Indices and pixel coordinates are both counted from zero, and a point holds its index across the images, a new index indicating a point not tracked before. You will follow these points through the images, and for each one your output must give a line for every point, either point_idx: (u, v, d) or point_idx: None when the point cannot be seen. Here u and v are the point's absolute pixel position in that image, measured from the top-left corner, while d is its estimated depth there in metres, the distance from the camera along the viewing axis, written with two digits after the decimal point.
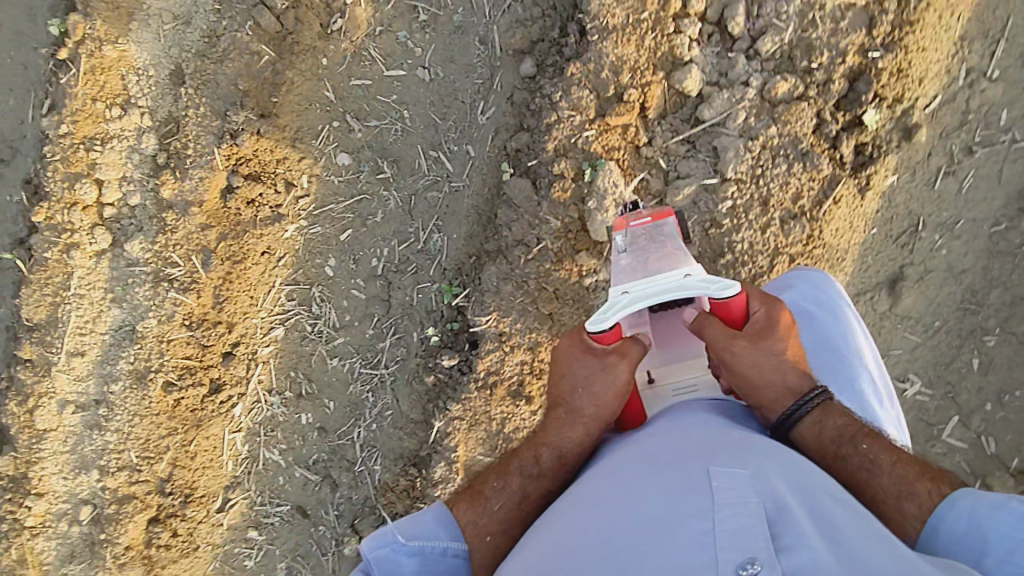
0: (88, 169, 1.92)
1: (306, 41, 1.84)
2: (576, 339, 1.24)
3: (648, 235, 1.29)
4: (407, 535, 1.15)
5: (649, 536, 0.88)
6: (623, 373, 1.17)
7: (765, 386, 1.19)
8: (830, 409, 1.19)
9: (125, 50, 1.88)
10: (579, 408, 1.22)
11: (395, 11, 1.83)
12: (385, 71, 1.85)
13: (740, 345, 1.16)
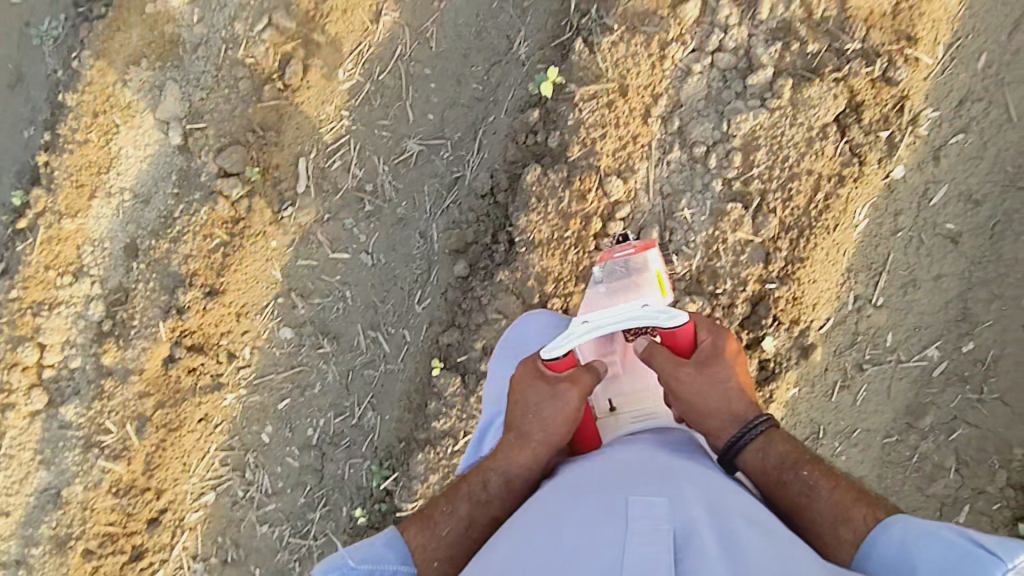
0: (32, 333, 1.98)
1: (256, 226, 1.94)
2: (530, 367, 1.37)
3: (624, 268, 1.50)
4: (355, 559, 1.20)
5: (567, 557, 0.97)
6: (572, 397, 1.30)
7: (711, 414, 1.31)
8: (774, 438, 1.29)
9: (83, 223, 1.98)
10: (531, 435, 1.31)
11: (341, 201, 1.97)
12: (331, 252, 1.97)
13: (683, 372, 1.32)
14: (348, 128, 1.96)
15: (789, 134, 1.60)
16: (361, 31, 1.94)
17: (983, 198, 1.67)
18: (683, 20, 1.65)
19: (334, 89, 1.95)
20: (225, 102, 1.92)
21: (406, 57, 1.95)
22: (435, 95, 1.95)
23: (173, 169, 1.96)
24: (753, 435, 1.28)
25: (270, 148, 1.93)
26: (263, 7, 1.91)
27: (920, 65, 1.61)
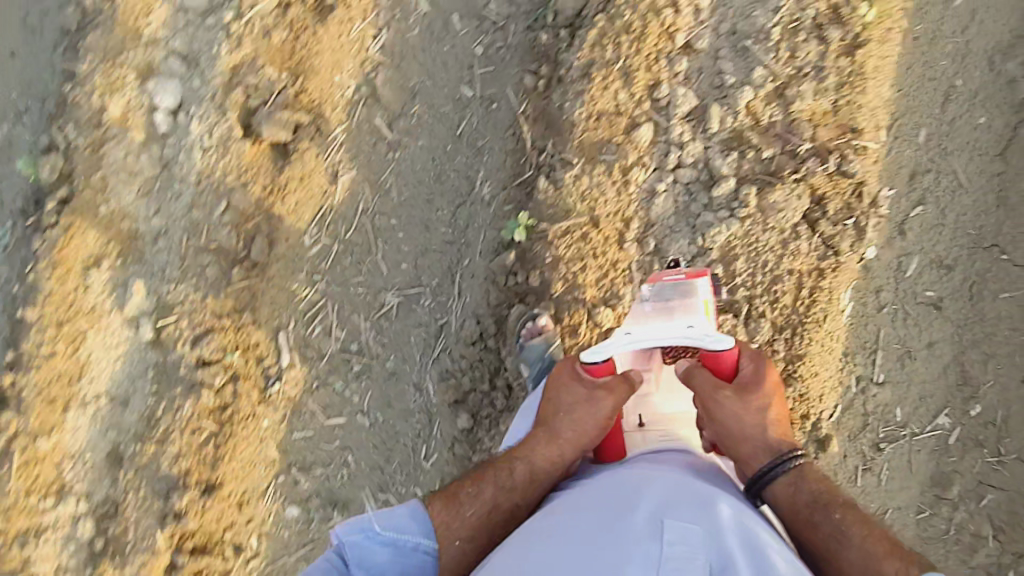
0: (19, 567, 1.84)
1: (245, 409, 1.87)
2: (568, 368, 1.50)
3: (673, 294, 1.50)
4: (385, 519, 1.37)
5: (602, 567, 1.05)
6: (604, 405, 1.43)
7: (747, 439, 1.41)
8: (804, 475, 1.38)
9: (59, 439, 1.88)
10: (562, 434, 1.45)
11: (329, 365, 1.93)
12: (326, 420, 1.93)
13: (724, 394, 1.41)
14: (322, 291, 1.93)
15: (764, 240, 1.64)
16: (320, 194, 1.92)
17: (953, 262, 1.71)
18: (639, 143, 1.69)
19: (303, 256, 1.92)
20: (196, 287, 1.85)
21: (368, 211, 1.95)
22: (404, 244, 1.94)
23: (148, 364, 1.89)
24: (780, 470, 1.38)
25: (246, 328, 1.87)
26: (218, 189, 1.86)
27: (868, 152, 1.67)
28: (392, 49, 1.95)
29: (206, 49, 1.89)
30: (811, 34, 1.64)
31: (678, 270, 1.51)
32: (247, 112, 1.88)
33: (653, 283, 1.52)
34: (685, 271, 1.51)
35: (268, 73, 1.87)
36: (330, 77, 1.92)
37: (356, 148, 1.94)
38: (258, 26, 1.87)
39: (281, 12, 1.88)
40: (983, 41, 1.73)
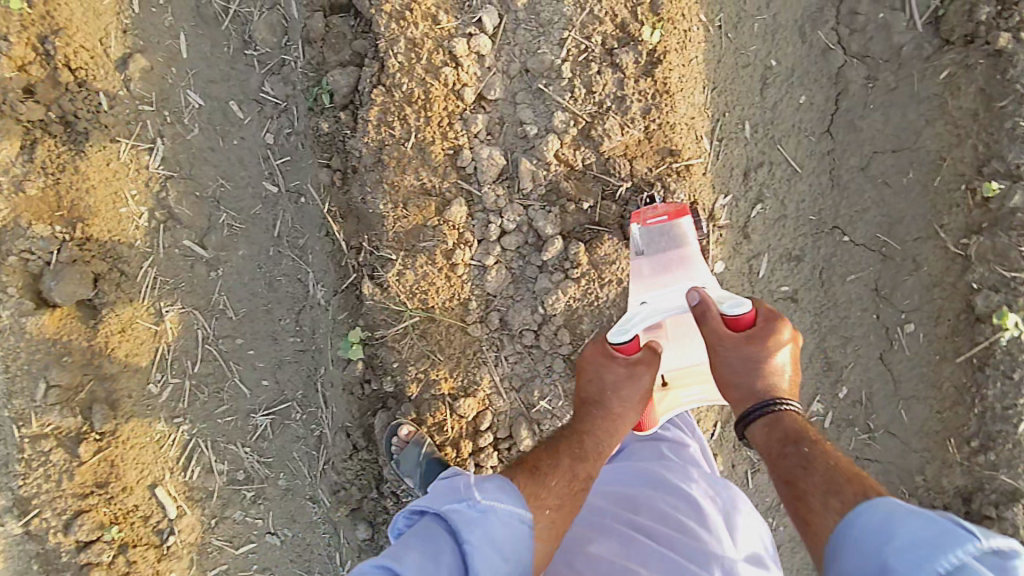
0: None
1: (146, 571, 1.81)
2: (598, 351, 1.40)
3: (660, 236, 1.49)
4: (487, 485, 1.13)
5: None
6: (647, 378, 1.35)
7: (741, 389, 1.26)
8: (784, 415, 1.23)
9: None
10: (615, 409, 1.36)
11: (221, 498, 1.85)
12: (236, 550, 1.87)
13: (726, 345, 1.27)
14: (189, 431, 1.81)
15: (605, 296, 1.58)
16: (151, 339, 1.76)
17: (801, 251, 1.67)
18: (455, 221, 1.56)
19: (154, 406, 1.79)
20: (48, 475, 1.74)
21: (211, 338, 1.79)
22: (258, 361, 1.81)
23: (31, 555, 1.80)
24: (760, 414, 1.24)
25: (118, 497, 1.77)
26: (32, 372, 1.70)
27: (692, 170, 1.58)
28: (174, 159, 1.70)
29: None
30: (603, 63, 1.49)
31: (661, 209, 1.50)
32: (32, 278, 1.68)
33: (642, 228, 1.50)
34: (667, 209, 1.50)
35: (38, 231, 1.64)
36: (115, 212, 1.69)
37: (173, 276, 1.74)
38: (7, 182, 1.63)
39: (28, 157, 1.64)
40: (789, 12, 1.60)
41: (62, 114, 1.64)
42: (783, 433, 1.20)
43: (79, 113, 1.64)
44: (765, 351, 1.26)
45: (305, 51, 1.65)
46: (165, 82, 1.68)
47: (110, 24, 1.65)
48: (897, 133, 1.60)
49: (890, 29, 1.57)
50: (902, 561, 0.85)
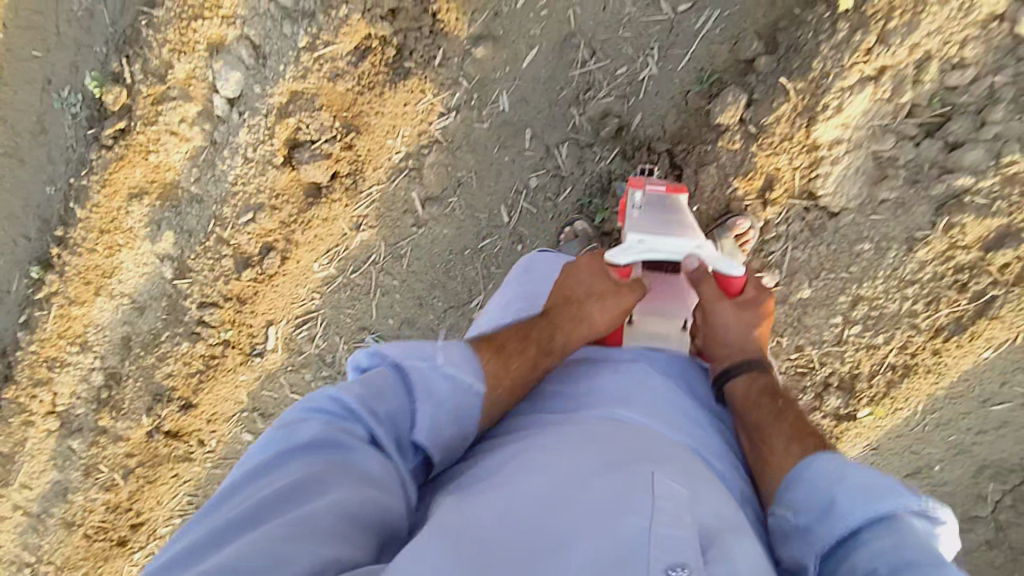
0: (43, 382, 2.23)
1: (228, 363, 2.15)
2: (597, 262, 1.43)
3: (661, 205, 1.46)
4: (440, 346, 1.17)
5: (598, 528, 0.84)
6: (630, 299, 1.38)
7: (725, 345, 1.38)
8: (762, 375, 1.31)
9: (87, 310, 2.19)
10: (592, 311, 1.35)
11: (304, 360, 2.14)
12: (289, 393, 2.17)
13: (721, 304, 1.39)
14: (317, 307, 2.08)
15: None
16: (338, 237, 1.99)
17: None
18: None
19: (308, 276, 2.05)
20: (210, 270, 2.05)
21: (378, 266, 2.00)
22: (398, 304, 2.02)
23: (165, 295, 2.16)
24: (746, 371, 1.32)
25: (245, 315, 2.09)
26: (247, 202, 1.95)
27: None
28: (453, 132, 1.83)
29: (274, 58, 1.82)
30: (813, 388, 1.61)
31: (660, 179, 1.48)
32: (295, 140, 1.86)
33: (640, 193, 1.46)
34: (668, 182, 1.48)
35: (321, 117, 1.81)
36: (381, 139, 1.86)
37: (385, 209, 1.93)
38: (327, 67, 1.77)
39: (356, 59, 1.77)
40: (990, 450, 1.65)
41: (401, 43, 1.76)
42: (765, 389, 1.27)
43: (413, 53, 1.77)
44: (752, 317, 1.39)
45: (615, 160, 1.72)
46: (492, 74, 1.77)
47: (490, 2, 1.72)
48: None
49: None
50: (848, 500, 0.92)
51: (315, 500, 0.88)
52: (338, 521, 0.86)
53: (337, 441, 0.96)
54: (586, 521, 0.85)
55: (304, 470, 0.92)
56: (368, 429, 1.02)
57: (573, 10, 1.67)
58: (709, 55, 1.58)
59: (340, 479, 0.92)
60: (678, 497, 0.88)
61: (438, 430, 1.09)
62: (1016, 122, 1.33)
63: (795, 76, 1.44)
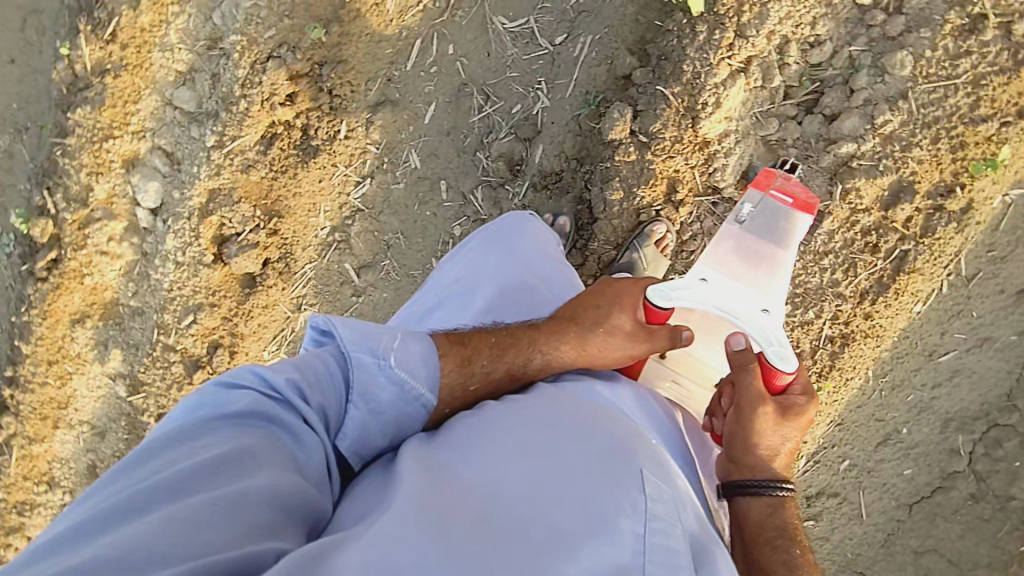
0: (16, 529, 2.17)
1: None
2: (635, 293, 1.19)
3: (772, 219, 1.29)
4: (402, 342, 1.03)
5: (597, 516, 0.82)
6: (637, 348, 1.16)
7: (746, 456, 1.12)
8: (779, 508, 1.11)
9: (49, 445, 2.15)
10: (591, 344, 1.16)
11: None
12: None
13: (761, 407, 1.11)
14: None
15: None
16: (283, 321, 1.96)
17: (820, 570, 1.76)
18: None
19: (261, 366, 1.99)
20: (163, 378, 2.01)
21: None
22: None
23: (122, 413, 2.11)
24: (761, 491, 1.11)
25: None
26: (187, 304, 1.94)
27: None
28: (372, 199, 1.86)
29: (188, 162, 1.87)
30: None
31: (789, 193, 1.30)
32: (221, 236, 1.88)
33: (756, 201, 1.31)
34: (797, 197, 1.30)
35: (242, 209, 1.84)
36: (304, 219, 1.89)
37: (323, 286, 1.93)
38: (238, 161, 1.82)
39: (264, 147, 1.82)
40: (948, 403, 1.64)
41: (305, 125, 1.81)
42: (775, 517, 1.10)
43: (317, 131, 1.81)
44: (792, 429, 1.13)
45: (527, 193, 1.73)
46: (398, 136, 1.82)
47: (382, 69, 1.79)
48: (961, 551, 1.68)
49: (1017, 477, 1.62)
50: None
51: (257, 474, 0.83)
52: (279, 500, 0.82)
53: (269, 415, 0.91)
54: (577, 505, 0.83)
55: (241, 441, 0.86)
56: (302, 413, 0.93)
57: (459, 62, 1.75)
58: (590, 78, 1.63)
59: (274, 461, 0.86)
60: (669, 499, 0.89)
61: (366, 438, 0.99)
62: (880, 85, 1.41)
63: (671, 81, 1.51)
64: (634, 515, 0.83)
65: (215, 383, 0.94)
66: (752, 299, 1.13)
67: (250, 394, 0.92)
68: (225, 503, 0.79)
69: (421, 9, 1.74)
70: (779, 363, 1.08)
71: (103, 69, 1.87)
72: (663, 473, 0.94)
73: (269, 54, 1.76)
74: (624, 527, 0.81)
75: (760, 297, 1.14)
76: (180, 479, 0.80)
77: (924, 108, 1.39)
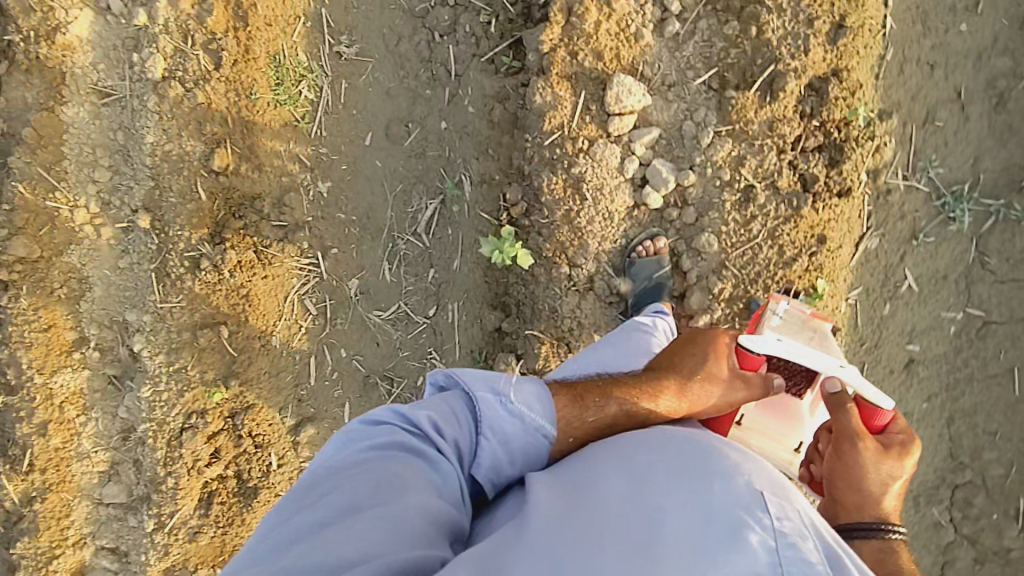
0: None
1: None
2: (722, 343, 1.30)
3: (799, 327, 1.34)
4: (518, 382, 1.14)
5: (722, 534, 0.82)
6: (739, 394, 1.23)
7: (855, 496, 1.12)
8: (893, 551, 1.09)
9: None
10: (693, 390, 1.24)
11: None
12: None
13: (865, 443, 1.12)
14: None
15: None
16: None
17: None
18: None
19: None
20: None
21: None
22: None
23: None
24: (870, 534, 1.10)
25: None
26: None
27: None
28: None
29: (135, 551, 1.88)
30: None
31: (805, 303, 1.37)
32: None
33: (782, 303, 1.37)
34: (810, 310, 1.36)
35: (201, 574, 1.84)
36: None
37: None
38: (183, 531, 1.83)
39: (204, 508, 1.83)
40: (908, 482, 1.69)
41: (236, 470, 1.83)
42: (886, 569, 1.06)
43: (249, 471, 1.83)
44: (897, 467, 1.12)
45: None
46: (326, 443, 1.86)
47: (289, 394, 1.85)
48: None
49: (1000, 530, 1.64)
50: None
51: (404, 500, 0.96)
52: (427, 523, 0.95)
53: (409, 446, 1.04)
54: (706, 521, 0.84)
55: (388, 471, 0.99)
56: (438, 446, 1.05)
57: (355, 359, 1.86)
58: (473, 339, 1.78)
59: (416, 489, 0.98)
60: (794, 516, 0.87)
61: (498, 466, 1.10)
62: (702, 262, 1.62)
63: (536, 321, 1.68)
64: (763, 530, 0.82)
65: (360, 421, 1.10)
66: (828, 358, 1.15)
67: (389, 429, 1.06)
68: (379, 530, 0.91)
69: (305, 330, 1.85)
70: (877, 400, 1.13)
71: (29, 497, 1.87)
72: (790, 487, 0.94)
73: (181, 427, 1.80)
74: (755, 539, 0.81)
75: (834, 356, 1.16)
76: (346, 502, 0.95)
77: (743, 269, 1.59)
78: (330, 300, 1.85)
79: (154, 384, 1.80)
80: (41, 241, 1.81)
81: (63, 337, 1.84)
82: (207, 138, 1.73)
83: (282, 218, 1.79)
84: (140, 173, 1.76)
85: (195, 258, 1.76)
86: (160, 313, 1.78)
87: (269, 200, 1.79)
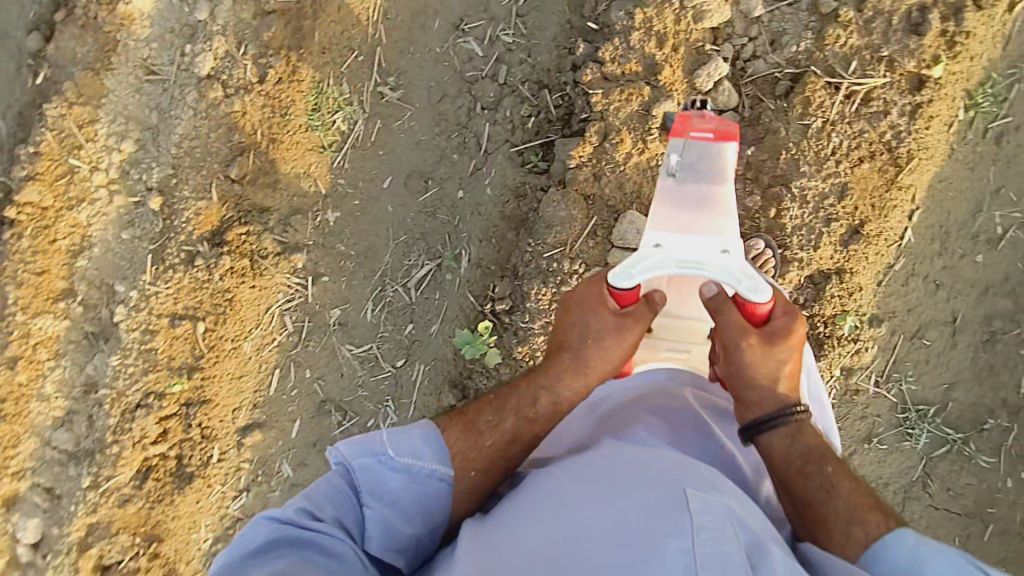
0: None
1: None
2: (595, 291, 1.36)
3: (699, 158, 1.36)
4: (392, 434, 1.20)
5: (643, 552, 0.88)
6: (634, 333, 1.34)
7: (757, 386, 1.27)
8: (800, 430, 1.25)
9: None
10: (588, 353, 1.33)
11: None
12: None
13: (748, 338, 1.27)
14: None
15: None
16: None
17: None
18: None
19: None
20: None
21: None
22: None
23: None
24: (778, 422, 1.24)
25: None
26: None
27: None
28: (251, 507, 1.94)
29: (66, 498, 1.94)
30: None
31: (709, 123, 1.35)
32: (99, 567, 1.92)
33: (683, 142, 1.36)
34: (715, 128, 1.35)
35: (120, 540, 1.91)
36: (185, 536, 1.93)
37: None
38: (115, 495, 1.89)
39: (140, 480, 1.90)
40: None
41: (178, 453, 1.91)
42: (803, 449, 1.22)
43: (190, 458, 1.91)
44: (784, 353, 1.29)
45: None
46: (269, 450, 1.93)
47: (247, 397, 1.91)
48: None
49: None
50: None
51: None
52: None
53: (292, 538, 1.05)
54: (624, 541, 0.91)
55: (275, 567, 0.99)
56: (324, 531, 1.08)
57: (317, 382, 1.91)
58: (427, 407, 1.83)
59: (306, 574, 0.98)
60: (712, 510, 0.94)
61: (393, 529, 1.13)
62: None
63: None
64: (680, 535, 0.89)
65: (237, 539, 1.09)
66: (709, 245, 1.32)
67: (266, 529, 1.07)
68: None
69: (278, 342, 1.90)
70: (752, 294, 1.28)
71: None
72: (707, 488, 1.01)
73: (138, 402, 1.87)
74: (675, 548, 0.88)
75: (717, 240, 1.32)
76: None
77: None
78: (308, 321, 1.89)
79: (124, 356, 1.87)
80: (55, 192, 1.87)
81: (54, 285, 1.91)
82: (234, 144, 1.79)
83: (285, 236, 1.84)
84: (164, 157, 1.82)
85: (191, 253, 1.82)
86: (146, 293, 1.85)
87: (276, 215, 1.84)
